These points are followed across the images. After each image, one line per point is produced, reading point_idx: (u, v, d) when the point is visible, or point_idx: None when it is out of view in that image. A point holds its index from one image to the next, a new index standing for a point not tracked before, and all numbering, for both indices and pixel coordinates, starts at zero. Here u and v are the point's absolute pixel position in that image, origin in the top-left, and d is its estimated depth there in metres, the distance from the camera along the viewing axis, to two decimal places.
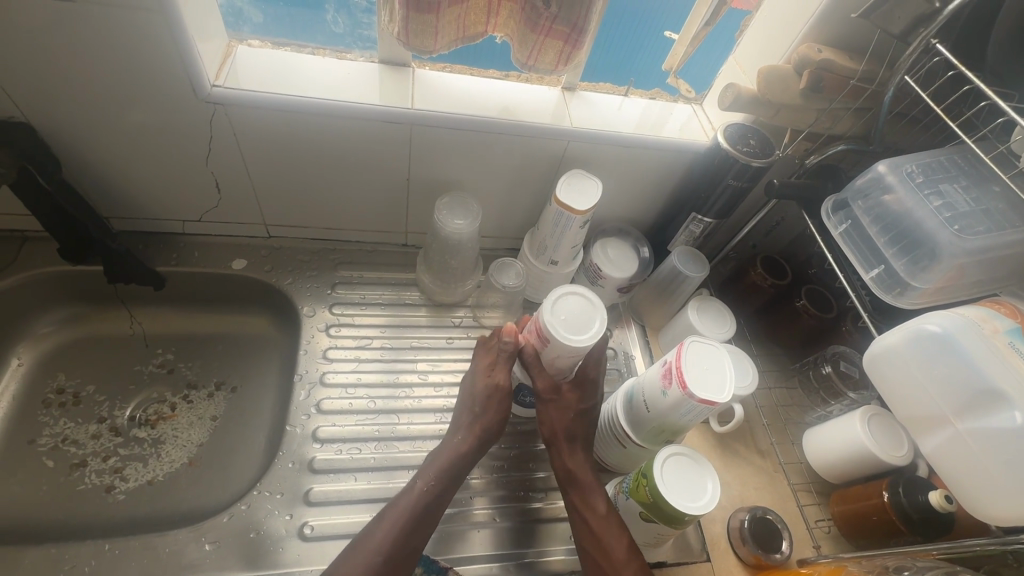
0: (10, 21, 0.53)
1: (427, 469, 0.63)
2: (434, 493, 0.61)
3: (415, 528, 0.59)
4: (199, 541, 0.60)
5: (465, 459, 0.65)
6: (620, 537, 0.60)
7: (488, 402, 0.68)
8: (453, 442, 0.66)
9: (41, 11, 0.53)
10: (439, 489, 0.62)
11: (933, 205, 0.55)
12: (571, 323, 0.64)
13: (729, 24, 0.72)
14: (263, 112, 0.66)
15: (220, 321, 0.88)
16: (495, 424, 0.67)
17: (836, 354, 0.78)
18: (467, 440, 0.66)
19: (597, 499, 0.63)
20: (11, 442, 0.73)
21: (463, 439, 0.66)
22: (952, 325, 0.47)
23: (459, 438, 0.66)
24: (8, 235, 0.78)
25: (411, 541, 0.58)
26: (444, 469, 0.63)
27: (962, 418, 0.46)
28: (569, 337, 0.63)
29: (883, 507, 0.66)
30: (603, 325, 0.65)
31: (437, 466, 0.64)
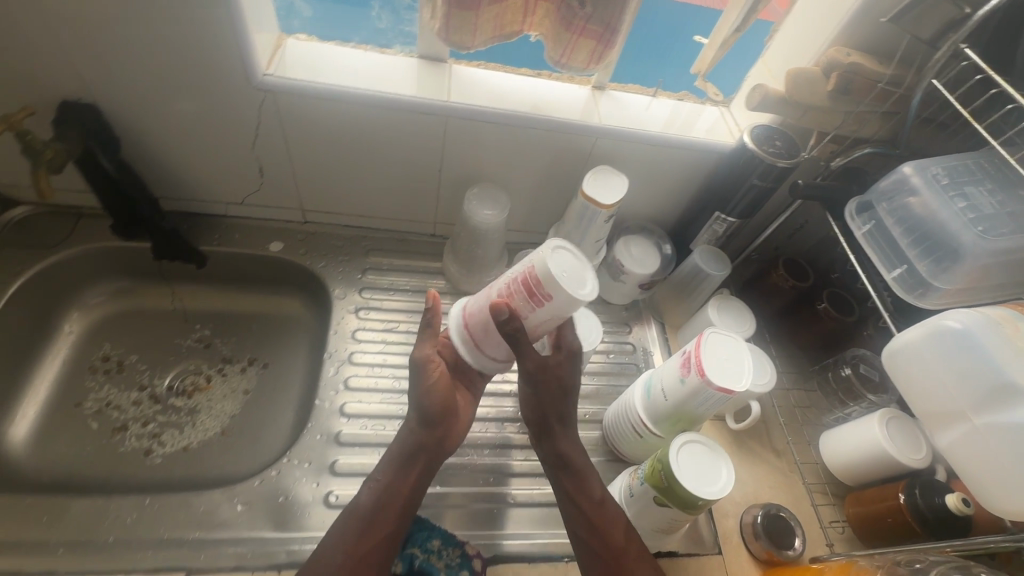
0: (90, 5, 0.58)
1: (381, 462, 0.62)
2: (384, 486, 0.60)
3: (367, 531, 0.57)
4: (232, 501, 0.64)
5: (414, 452, 0.62)
6: (620, 519, 0.62)
7: (432, 390, 0.62)
8: (399, 438, 0.63)
9: None
10: (388, 488, 0.60)
11: (958, 207, 0.55)
12: (570, 273, 0.53)
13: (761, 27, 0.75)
14: (308, 100, 0.69)
15: (255, 301, 0.93)
16: (446, 410, 0.64)
17: (856, 357, 0.79)
18: (412, 435, 0.63)
19: (592, 485, 0.63)
20: (61, 404, 0.78)
21: (407, 435, 0.63)
22: (971, 321, 0.48)
23: (404, 433, 0.63)
24: (65, 211, 0.83)
25: (372, 536, 0.57)
26: (389, 469, 0.61)
27: (980, 413, 0.46)
28: (575, 289, 0.51)
29: (899, 508, 0.66)
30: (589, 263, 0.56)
31: (382, 467, 0.61)
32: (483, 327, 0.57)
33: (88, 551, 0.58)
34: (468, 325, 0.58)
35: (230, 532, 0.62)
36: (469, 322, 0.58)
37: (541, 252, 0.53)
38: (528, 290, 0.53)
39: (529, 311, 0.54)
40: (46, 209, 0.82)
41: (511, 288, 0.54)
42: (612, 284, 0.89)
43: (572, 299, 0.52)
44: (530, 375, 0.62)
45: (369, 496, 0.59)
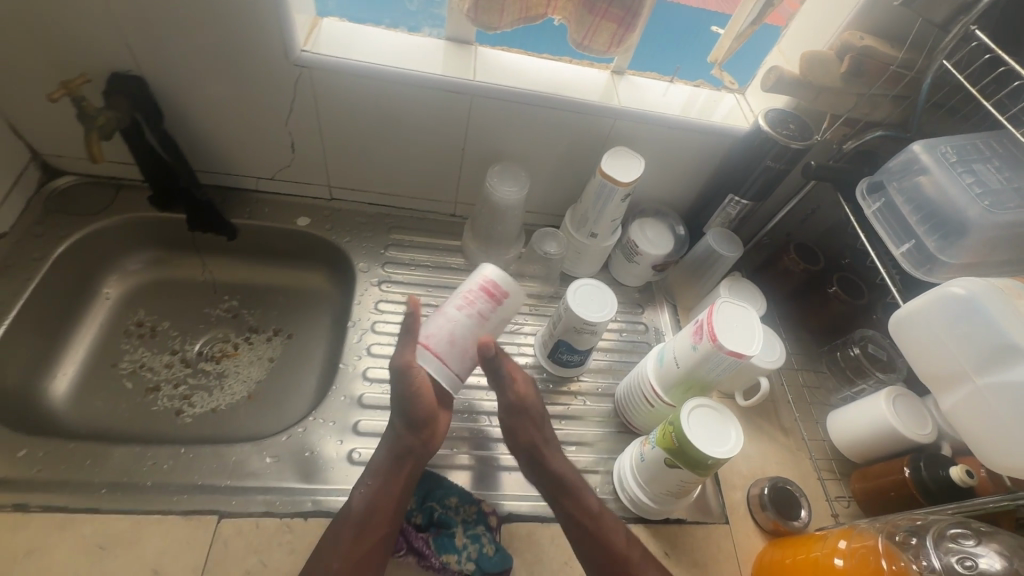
0: None
1: (371, 468, 0.63)
2: (375, 492, 0.62)
3: (362, 532, 0.59)
4: (261, 453, 0.67)
5: (400, 459, 0.64)
6: (619, 530, 0.62)
7: (421, 399, 0.63)
8: (386, 444, 0.65)
9: None
10: (378, 493, 0.62)
11: (965, 182, 0.57)
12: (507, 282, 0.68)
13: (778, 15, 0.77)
14: (341, 76, 0.73)
15: (281, 274, 0.96)
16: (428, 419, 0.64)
17: (864, 337, 0.81)
18: (398, 444, 0.64)
19: (588, 497, 0.64)
20: (98, 363, 0.82)
21: (394, 441, 0.64)
22: (977, 289, 0.50)
23: (389, 440, 0.65)
24: (106, 182, 0.87)
25: (366, 540, 0.59)
26: (379, 474, 0.63)
27: (982, 373, 0.49)
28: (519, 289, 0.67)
29: (904, 482, 0.68)
30: None
31: (373, 472, 0.63)
32: (454, 340, 0.64)
33: (128, 492, 0.61)
34: (437, 341, 0.63)
35: (259, 481, 0.65)
36: (437, 339, 0.63)
37: (487, 271, 0.66)
38: (486, 297, 0.65)
39: (489, 313, 0.65)
40: (89, 180, 0.87)
41: (469, 300, 0.65)
42: (625, 265, 0.91)
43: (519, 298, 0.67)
44: (510, 404, 0.67)
45: (361, 500, 0.61)
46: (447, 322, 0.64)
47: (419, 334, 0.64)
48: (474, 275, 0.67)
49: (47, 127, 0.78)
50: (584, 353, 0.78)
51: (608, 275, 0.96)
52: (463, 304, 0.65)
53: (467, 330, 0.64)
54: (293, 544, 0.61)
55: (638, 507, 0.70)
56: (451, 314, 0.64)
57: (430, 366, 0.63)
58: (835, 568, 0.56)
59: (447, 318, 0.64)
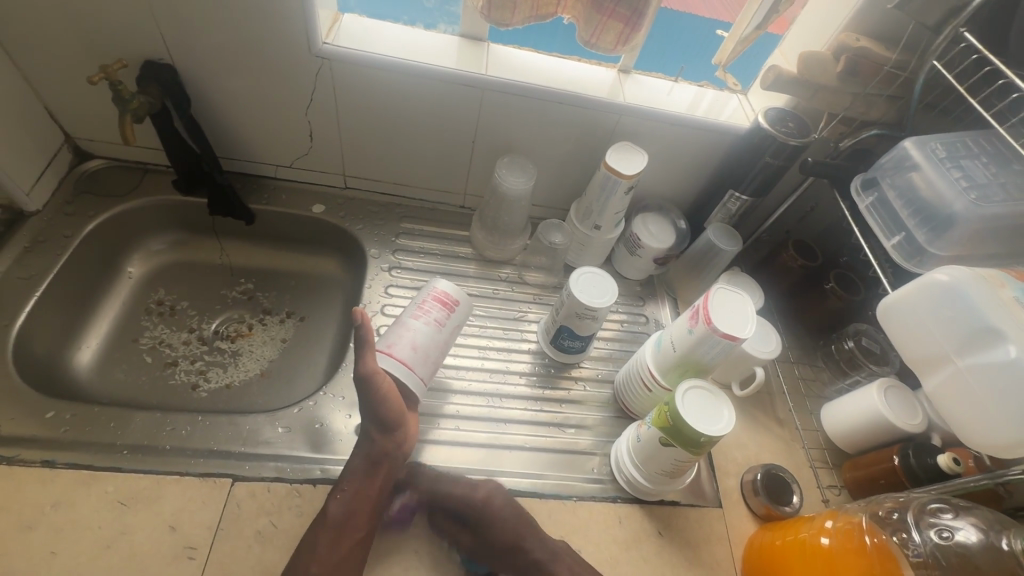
0: None
1: (347, 472, 0.63)
2: (349, 498, 0.61)
3: (340, 537, 0.59)
4: (273, 423, 0.70)
5: (372, 467, 0.63)
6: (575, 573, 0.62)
7: (386, 397, 0.62)
8: (359, 449, 0.64)
9: None
10: (354, 499, 0.61)
11: (954, 176, 0.60)
12: None
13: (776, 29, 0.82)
14: (360, 68, 0.77)
15: (294, 260, 1.00)
16: (395, 420, 0.64)
17: (858, 331, 0.84)
18: (369, 452, 0.63)
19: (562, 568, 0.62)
20: (120, 338, 0.86)
21: (369, 445, 0.64)
22: (960, 275, 0.52)
23: (362, 446, 0.64)
24: (133, 166, 0.92)
25: (339, 547, 0.59)
26: (355, 478, 0.62)
27: (963, 356, 0.51)
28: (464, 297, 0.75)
29: (894, 470, 0.70)
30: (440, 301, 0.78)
31: (349, 476, 0.63)
32: (417, 346, 0.68)
33: (147, 454, 0.65)
34: (399, 348, 0.67)
35: (271, 449, 0.68)
36: (400, 347, 0.67)
37: (438, 285, 0.74)
38: (440, 306, 0.72)
39: (445, 320, 0.72)
40: (116, 163, 0.91)
41: (426, 309, 0.71)
42: (627, 259, 0.94)
43: (466, 306, 0.75)
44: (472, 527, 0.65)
45: (337, 507, 0.61)
46: (407, 331, 0.69)
47: (381, 345, 0.68)
48: (425, 290, 0.74)
49: (80, 111, 0.83)
50: (586, 339, 0.81)
51: (611, 268, 0.98)
52: (419, 314, 0.71)
53: (428, 335, 0.69)
54: (301, 508, 0.64)
55: (634, 487, 0.72)
56: (410, 323, 0.70)
57: (396, 372, 0.66)
58: (821, 546, 0.59)
59: (406, 327, 0.69)
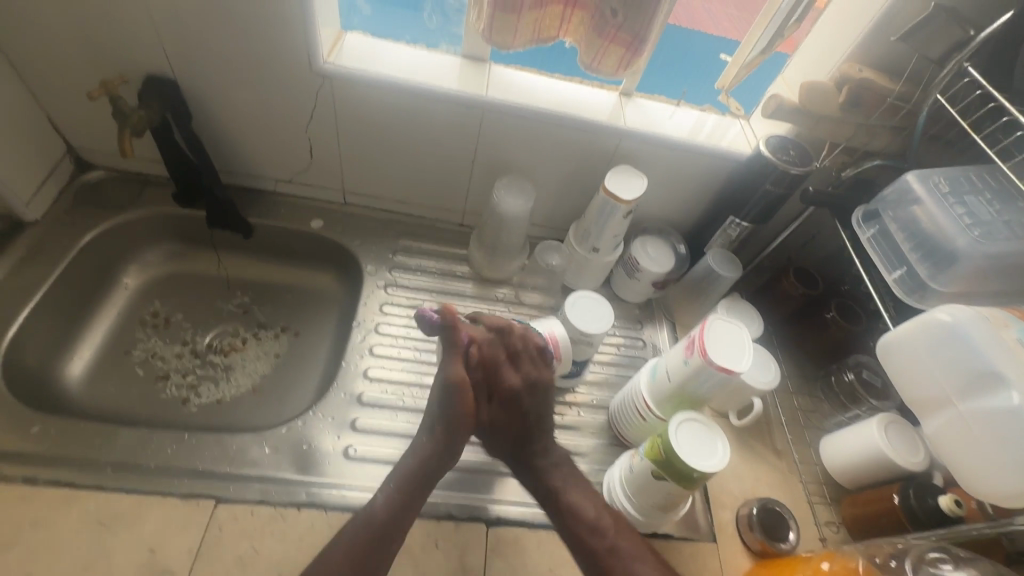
0: None
1: (397, 472, 0.62)
2: (399, 499, 0.60)
3: (382, 537, 0.57)
4: (261, 443, 0.69)
5: (429, 458, 0.64)
6: (596, 517, 0.63)
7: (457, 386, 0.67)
8: (417, 448, 0.65)
9: None
10: (405, 494, 0.61)
11: (956, 213, 0.59)
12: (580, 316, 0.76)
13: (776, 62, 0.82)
14: (362, 86, 0.77)
15: (291, 274, 1.00)
16: (455, 428, 0.66)
17: (859, 363, 0.82)
18: (426, 444, 0.65)
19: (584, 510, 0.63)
20: (112, 350, 0.86)
21: (426, 445, 0.65)
22: (961, 316, 0.51)
23: (420, 444, 0.65)
24: (133, 177, 0.92)
25: (383, 546, 0.57)
26: (404, 475, 0.62)
27: (964, 399, 0.50)
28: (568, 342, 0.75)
29: (893, 510, 0.68)
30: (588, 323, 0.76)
31: (399, 474, 0.62)
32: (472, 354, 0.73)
33: (131, 472, 0.64)
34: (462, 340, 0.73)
35: (256, 470, 0.67)
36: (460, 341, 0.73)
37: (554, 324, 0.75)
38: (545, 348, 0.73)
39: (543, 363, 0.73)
40: (118, 173, 0.91)
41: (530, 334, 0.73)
42: (626, 282, 0.93)
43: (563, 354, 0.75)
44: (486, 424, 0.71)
45: (385, 498, 0.60)
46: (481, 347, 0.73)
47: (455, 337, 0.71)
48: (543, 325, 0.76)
49: (84, 122, 0.83)
50: (581, 364, 0.80)
51: (609, 290, 0.97)
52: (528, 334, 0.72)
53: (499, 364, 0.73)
54: (283, 534, 0.63)
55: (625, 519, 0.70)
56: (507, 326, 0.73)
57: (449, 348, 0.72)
58: None
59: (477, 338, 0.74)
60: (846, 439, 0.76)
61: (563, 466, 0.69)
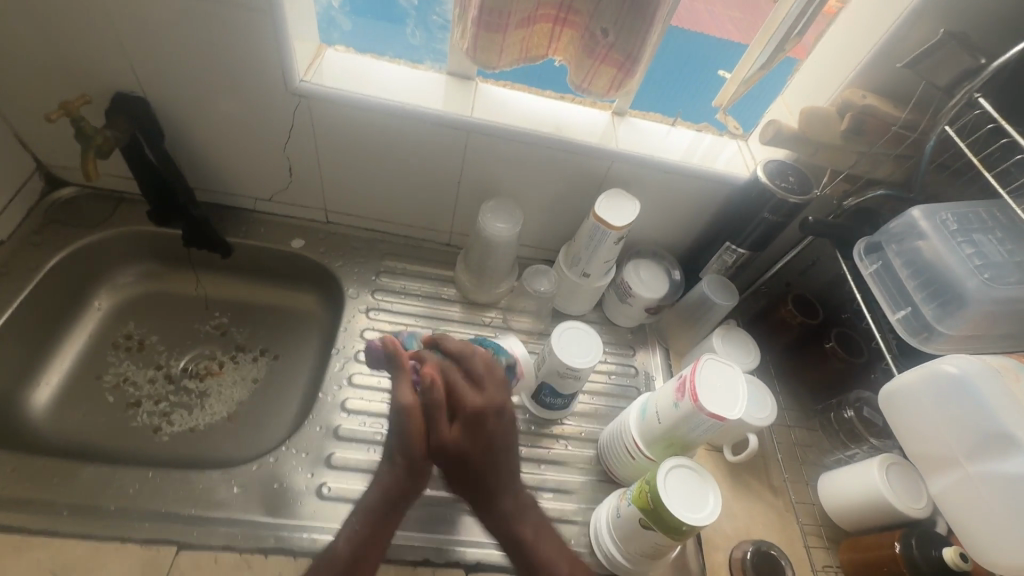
0: (159, 7, 0.64)
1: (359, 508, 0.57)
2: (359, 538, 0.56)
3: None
4: (229, 482, 0.66)
5: (389, 493, 0.57)
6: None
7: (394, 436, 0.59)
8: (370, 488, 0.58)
9: (183, 6, 0.64)
10: (362, 537, 0.56)
11: (965, 253, 0.55)
12: (573, 351, 0.72)
13: (780, 71, 0.76)
14: (342, 106, 0.74)
15: (273, 294, 0.96)
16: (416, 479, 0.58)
17: (859, 399, 0.78)
18: (386, 481, 0.57)
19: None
20: (82, 375, 0.82)
21: (387, 480, 0.57)
22: (969, 368, 0.47)
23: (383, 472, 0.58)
24: (108, 195, 0.88)
25: None
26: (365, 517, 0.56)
27: (973, 461, 0.47)
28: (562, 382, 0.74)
29: (895, 558, 0.64)
30: (586, 359, 0.71)
31: (360, 513, 0.57)
32: None
33: (88, 516, 0.60)
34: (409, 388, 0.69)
35: (223, 511, 0.64)
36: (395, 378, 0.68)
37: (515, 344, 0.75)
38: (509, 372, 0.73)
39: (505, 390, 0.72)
40: (91, 190, 0.88)
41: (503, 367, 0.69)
42: (617, 305, 0.89)
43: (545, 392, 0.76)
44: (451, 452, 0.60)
45: (344, 544, 0.56)
46: None
47: None
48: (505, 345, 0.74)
49: (53, 139, 0.80)
50: (569, 397, 0.76)
51: (601, 314, 0.94)
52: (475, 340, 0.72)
53: None
54: None
55: (612, 564, 0.67)
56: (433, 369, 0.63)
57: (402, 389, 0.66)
58: None
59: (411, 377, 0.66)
60: (844, 477, 0.73)
61: (530, 511, 0.61)
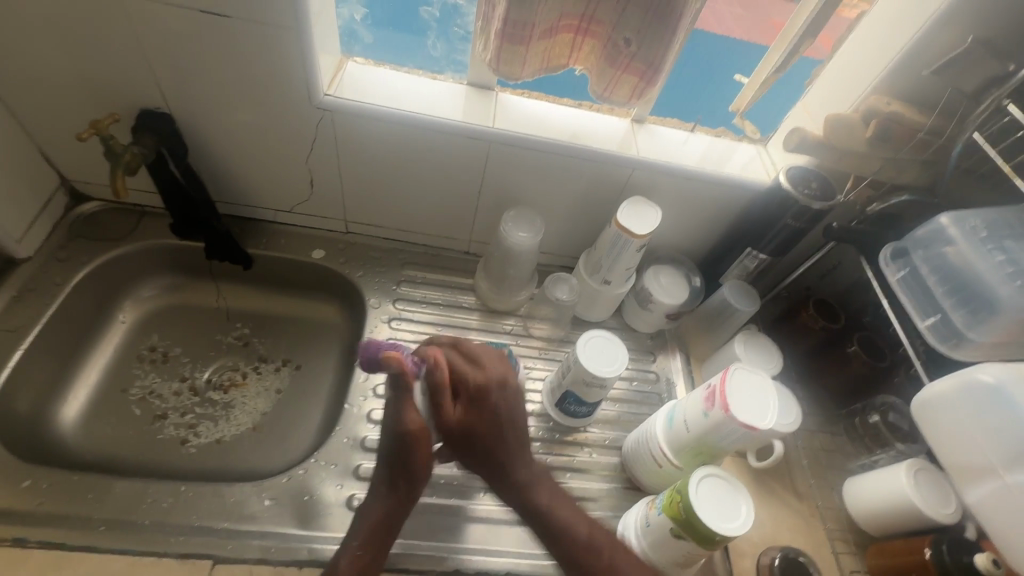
0: (187, 25, 0.65)
1: (356, 532, 0.60)
2: (363, 560, 0.59)
3: None
4: (261, 495, 0.66)
5: (388, 512, 0.61)
6: (579, 522, 0.61)
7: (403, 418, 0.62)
8: (369, 511, 0.61)
9: (212, 24, 0.65)
10: (364, 556, 0.59)
11: (995, 260, 0.55)
12: (598, 358, 0.72)
13: (800, 72, 0.75)
14: (364, 119, 0.74)
15: (293, 305, 0.96)
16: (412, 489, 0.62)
17: (885, 404, 0.79)
18: (382, 483, 0.62)
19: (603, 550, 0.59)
20: (109, 389, 0.83)
21: (388, 501, 0.62)
22: (1006, 377, 0.48)
23: (379, 494, 0.62)
24: (130, 209, 0.89)
25: None
26: (365, 536, 0.60)
27: (1011, 470, 0.47)
28: (586, 393, 0.74)
29: (924, 565, 0.64)
30: (616, 368, 0.71)
31: (361, 535, 0.60)
32: None
33: (126, 531, 0.61)
34: None
35: (256, 525, 0.64)
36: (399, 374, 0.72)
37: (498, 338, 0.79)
38: None
39: None
40: (114, 206, 0.89)
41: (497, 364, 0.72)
42: (637, 311, 0.90)
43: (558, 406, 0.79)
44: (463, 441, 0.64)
45: (346, 563, 0.58)
46: None
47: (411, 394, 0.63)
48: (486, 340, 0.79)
49: (78, 156, 0.81)
50: (593, 405, 0.77)
51: (620, 320, 0.94)
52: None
53: None
54: None
55: None
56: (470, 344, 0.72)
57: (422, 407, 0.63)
58: None
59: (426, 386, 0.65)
60: (870, 479, 0.73)
61: (543, 479, 0.64)
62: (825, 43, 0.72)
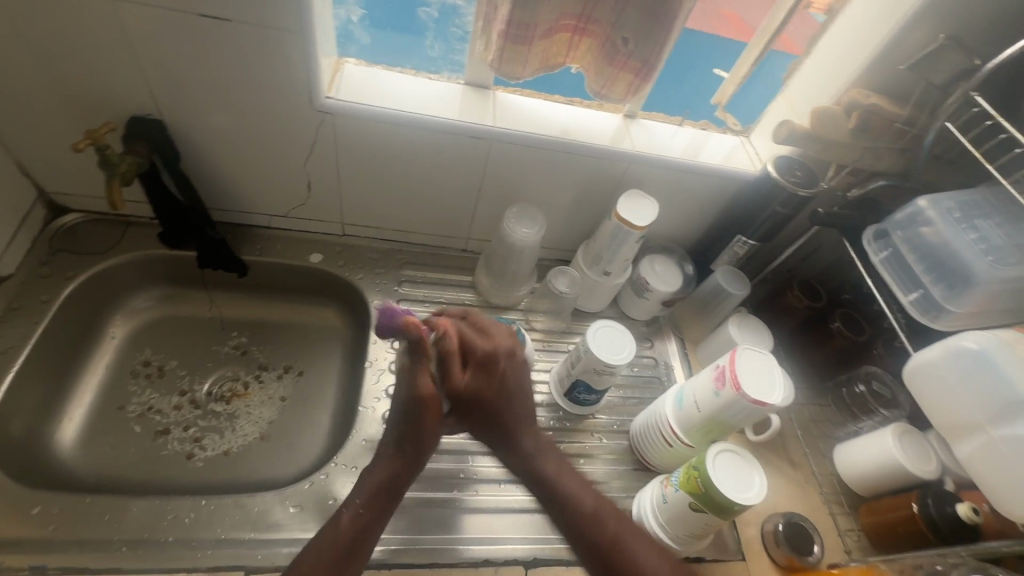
0: (186, 30, 0.63)
1: (362, 487, 0.58)
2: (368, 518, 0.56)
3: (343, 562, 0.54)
4: (284, 503, 0.66)
5: (393, 465, 0.59)
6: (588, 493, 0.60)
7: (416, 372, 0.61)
8: (376, 466, 0.60)
9: (212, 29, 0.63)
10: (367, 512, 0.56)
11: (969, 237, 0.61)
12: (609, 347, 0.75)
13: (775, 65, 0.80)
14: (365, 121, 0.74)
15: (290, 310, 0.95)
16: (421, 439, 0.60)
17: (869, 374, 0.85)
18: (389, 450, 0.60)
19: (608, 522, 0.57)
20: (104, 407, 0.80)
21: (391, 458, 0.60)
22: (986, 343, 0.54)
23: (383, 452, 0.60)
24: (114, 220, 0.86)
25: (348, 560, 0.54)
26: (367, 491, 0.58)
27: (996, 426, 0.53)
28: (597, 380, 0.77)
29: (911, 517, 0.70)
30: (631, 352, 0.75)
31: (364, 488, 0.58)
32: None
33: (149, 550, 0.60)
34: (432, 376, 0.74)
35: (283, 532, 0.64)
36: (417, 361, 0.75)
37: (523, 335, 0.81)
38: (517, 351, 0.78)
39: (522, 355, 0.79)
40: (97, 217, 0.85)
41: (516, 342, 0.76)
42: (635, 300, 0.93)
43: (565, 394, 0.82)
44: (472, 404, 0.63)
45: (349, 515, 0.56)
46: None
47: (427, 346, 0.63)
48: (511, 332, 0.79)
49: (59, 166, 0.77)
50: (600, 393, 0.80)
51: (617, 309, 0.97)
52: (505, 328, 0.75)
53: None
54: None
55: None
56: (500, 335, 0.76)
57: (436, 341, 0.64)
58: None
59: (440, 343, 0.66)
60: (858, 440, 0.80)
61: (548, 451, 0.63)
62: (789, 42, 0.78)
